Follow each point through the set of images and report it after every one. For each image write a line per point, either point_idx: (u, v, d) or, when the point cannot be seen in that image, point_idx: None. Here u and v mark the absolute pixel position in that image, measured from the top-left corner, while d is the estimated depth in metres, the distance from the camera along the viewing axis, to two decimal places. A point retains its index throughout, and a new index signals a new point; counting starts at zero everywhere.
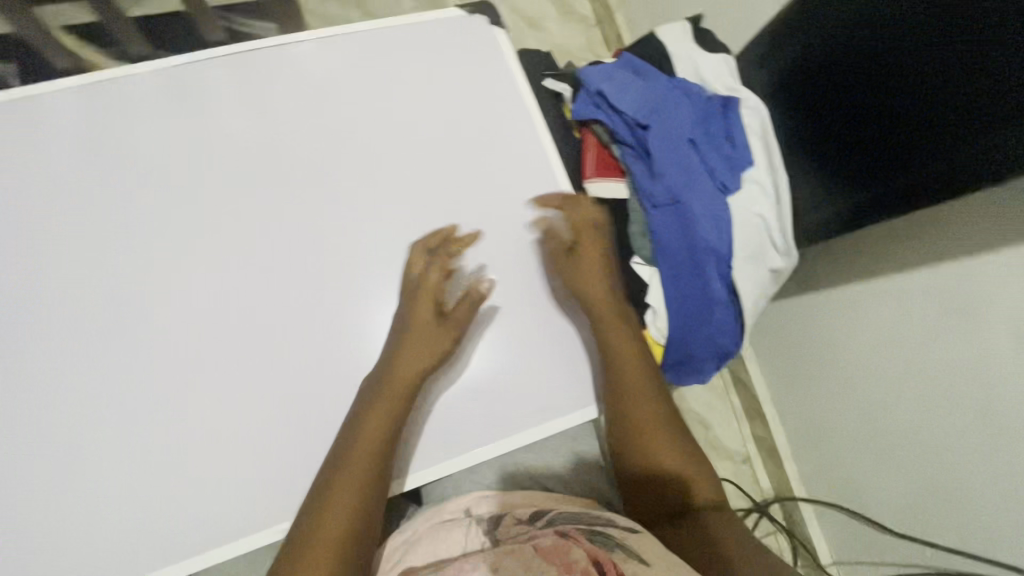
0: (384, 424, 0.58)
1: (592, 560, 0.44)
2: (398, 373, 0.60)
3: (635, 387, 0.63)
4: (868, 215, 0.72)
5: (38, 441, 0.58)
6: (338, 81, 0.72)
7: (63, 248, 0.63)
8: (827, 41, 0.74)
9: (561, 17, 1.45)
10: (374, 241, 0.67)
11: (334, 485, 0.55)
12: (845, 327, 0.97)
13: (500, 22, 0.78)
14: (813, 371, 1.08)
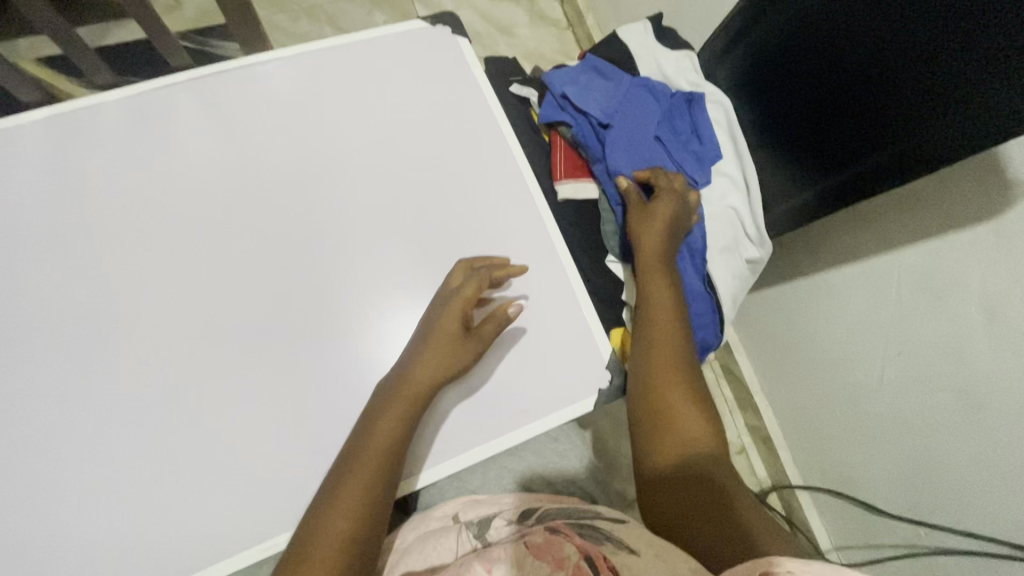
0: (400, 425, 0.58)
1: (582, 554, 0.45)
2: (416, 377, 0.59)
3: (658, 374, 0.62)
4: (836, 201, 0.73)
5: (19, 473, 0.58)
6: (305, 98, 0.72)
7: (37, 280, 0.63)
8: (783, 35, 0.76)
9: (532, 22, 1.46)
10: (349, 255, 0.67)
11: (342, 488, 0.55)
12: (822, 313, 0.98)
13: (465, 30, 0.79)
14: (797, 359, 1.09)
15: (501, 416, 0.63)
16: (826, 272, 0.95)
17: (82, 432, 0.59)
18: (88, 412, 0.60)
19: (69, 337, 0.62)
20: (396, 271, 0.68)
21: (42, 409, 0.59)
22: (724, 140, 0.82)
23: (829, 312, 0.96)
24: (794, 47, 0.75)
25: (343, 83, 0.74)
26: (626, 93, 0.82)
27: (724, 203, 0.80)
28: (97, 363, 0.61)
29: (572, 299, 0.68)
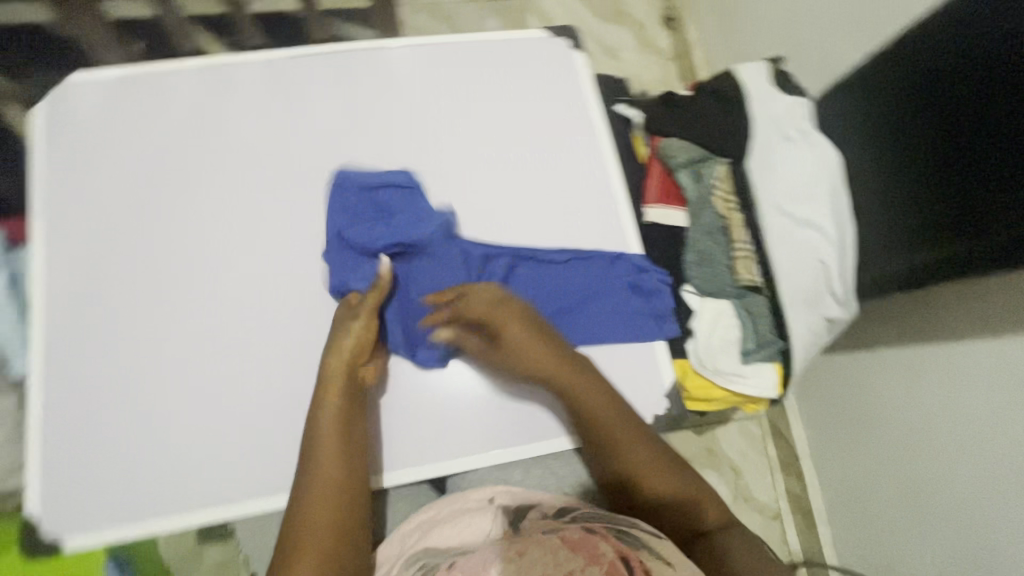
0: (338, 416, 0.59)
1: (618, 554, 0.46)
2: (334, 364, 0.61)
3: (596, 416, 0.61)
4: (933, 275, 0.70)
5: (121, 378, 0.65)
6: (422, 86, 0.76)
7: (162, 212, 0.70)
8: (904, 98, 0.74)
9: (639, 48, 1.47)
10: None
11: (313, 485, 0.56)
12: (897, 390, 0.93)
13: (581, 45, 0.81)
14: (858, 432, 1.04)
15: (552, 421, 0.68)
16: (913, 349, 0.89)
17: (178, 354, 0.65)
18: (187, 337, 0.66)
19: (182, 267, 0.68)
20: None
21: (150, 327, 0.66)
22: (824, 192, 0.77)
23: (902, 390, 0.92)
24: (910, 116, 0.73)
25: (459, 77, 0.77)
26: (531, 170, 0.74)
27: (814, 254, 0.77)
28: (200, 295, 0.67)
29: (642, 326, 0.71)
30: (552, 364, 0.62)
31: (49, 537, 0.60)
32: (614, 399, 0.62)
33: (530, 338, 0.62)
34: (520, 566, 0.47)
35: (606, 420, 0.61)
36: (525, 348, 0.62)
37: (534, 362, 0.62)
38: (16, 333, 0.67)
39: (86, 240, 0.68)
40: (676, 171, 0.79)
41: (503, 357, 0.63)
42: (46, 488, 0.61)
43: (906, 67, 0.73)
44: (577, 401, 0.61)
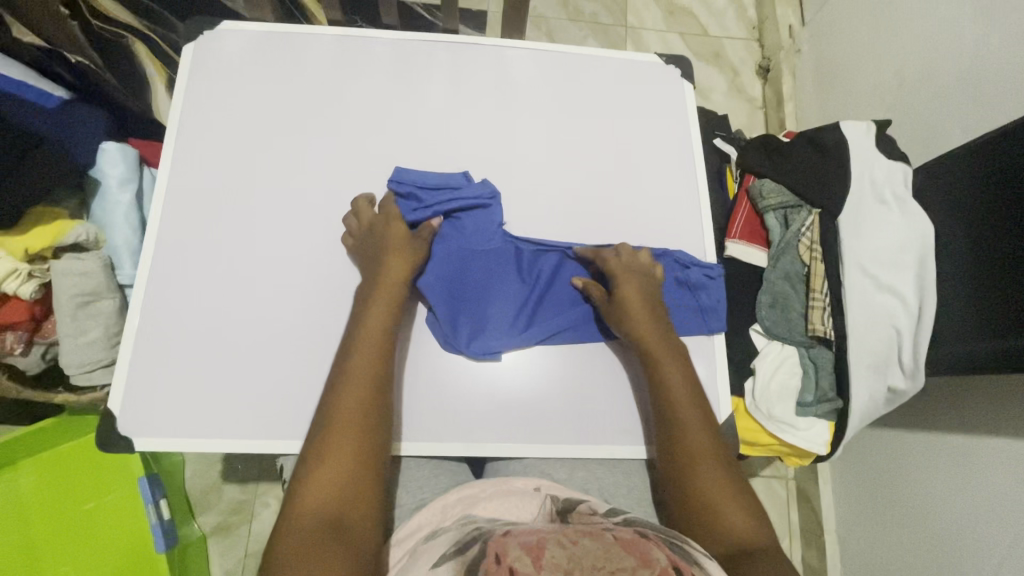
0: (364, 378, 0.60)
1: (672, 564, 0.44)
2: (365, 345, 0.62)
3: (675, 393, 0.65)
4: (998, 362, 0.68)
5: (206, 301, 0.68)
6: (534, 87, 0.80)
7: (273, 156, 0.74)
8: (993, 178, 0.72)
9: (730, 91, 1.49)
10: (520, 232, 0.73)
11: (329, 443, 0.56)
12: (944, 476, 0.90)
13: (692, 78, 0.84)
14: (893, 512, 1.00)
15: (609, 429, 0.68)
16: (969, 440, 0.86)
17: (270, 290, 0.69)
18: (280, 277, 0.69)
19: (287, 211, 0.72)
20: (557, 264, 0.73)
21: (249, 260, 0.69)
22: (911, 262, 0.77)
23: (950, 481, 0.89)
24: (999, 202, 0.71)
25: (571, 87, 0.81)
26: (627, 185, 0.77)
27: (889, 321, 0.76)
28: (298, 240, 0.71)
29: (710, 356, 0.72)
30: (652, 337, 0.67)
31: (122, 436, 0.63)
32: (696, 389, 0.66)
33: (644, 304, 0.68)
34: (572, 550, 0.43)
35: (680, 396, 0.65)
36: (637, 310, 0.67)
37: (640, 328, 0.67)
38: (128, 246, 0.71)
39: (206, 170, 0.73)
40: (766, 213, 0.80)
41: (615, 308, 0.68)
42: (128, 390, 0.65)
43: (997, 148, 0.71)
44: (663, 375, 0.65)
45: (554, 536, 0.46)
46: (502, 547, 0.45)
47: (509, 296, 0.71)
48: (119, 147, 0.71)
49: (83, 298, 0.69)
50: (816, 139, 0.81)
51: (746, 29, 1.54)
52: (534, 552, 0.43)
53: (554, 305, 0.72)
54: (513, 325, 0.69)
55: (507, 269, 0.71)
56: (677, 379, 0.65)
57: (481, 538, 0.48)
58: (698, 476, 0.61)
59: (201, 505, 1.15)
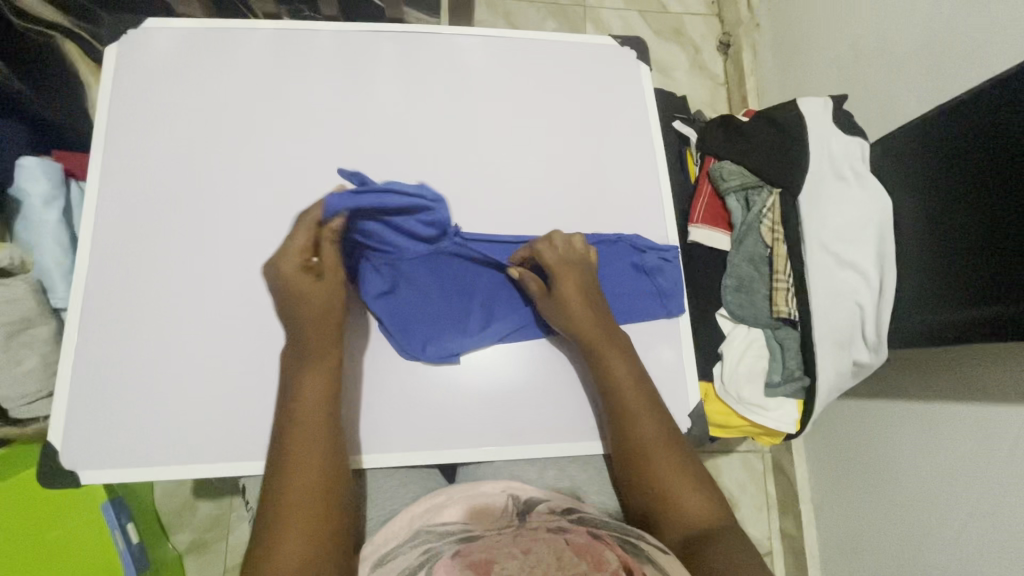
0: (319, 400, 0.59)
1: (623, 563, 0.43)
2: (304, 400, 0.58)
3: (621, 386, 0.64)
4: (955, 332, 0.69)
5: (148, 320, 0.64)
6: (486, 76, 0.77)
7: (211, 162, 0.70)
8: (946, 151, 0.72)
9: (692, 68, 1.47)
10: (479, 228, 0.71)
11: (292, 478, 0.55)
12: (909, 443, 0.93)
13: (648, 59, 0.82)
14: (863, 479, 1.03)
15: (579, 425, 0.67)
16: (935, 407, 0.88)
17: (216, 305, 0.65)
18: (227, 291, 0.66)
19: (231, 219, 0.68)
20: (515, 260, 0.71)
21: (192, 274, 0.66)
22: (871, 237, 0.77)
23: (917, 449, 0.91)
24: (951, 174, 0.72)
25: (524, 74, 0.78)
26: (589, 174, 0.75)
27: (851, 297, 0.77)
28: (245, 250, 0.67)
29: (677, 344, 0.71)
30: (590, 330, 0.65)
31: (66, 470, 0.60)
32: (643, 382, 0.65)
33: (580, 296, 0.66)
34: (523, 560, 0.42)
35: (627, 388, 0.64)
36: (574, 305, 0.66)
37: (578, 324, 0.65)
38: (60, 267, 0.67)
39: (139, 180, 0.68)
40: (727, 195, 0.80)
41: (554, 305, 0.66)
42: (68, 421, 0.61)
43: (950, 121, 0.72)
44: (608, 368, 0.64)
45: (507, 547, 0.45)
46: (450, 570, 0.43)
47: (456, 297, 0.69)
48: (38, 159, 0.66)
49: (13, 326, 0.64)
50: (774, 116, 0.80)
51: (705, 4, 1.52)
52: (483, 569, 0.42)
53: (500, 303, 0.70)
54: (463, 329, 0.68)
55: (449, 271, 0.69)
56: (622, 372, 0.64)
57: (430, 561, 0.46)
58: (653, 465, 0.61)
59: (175, 523, 1.11)
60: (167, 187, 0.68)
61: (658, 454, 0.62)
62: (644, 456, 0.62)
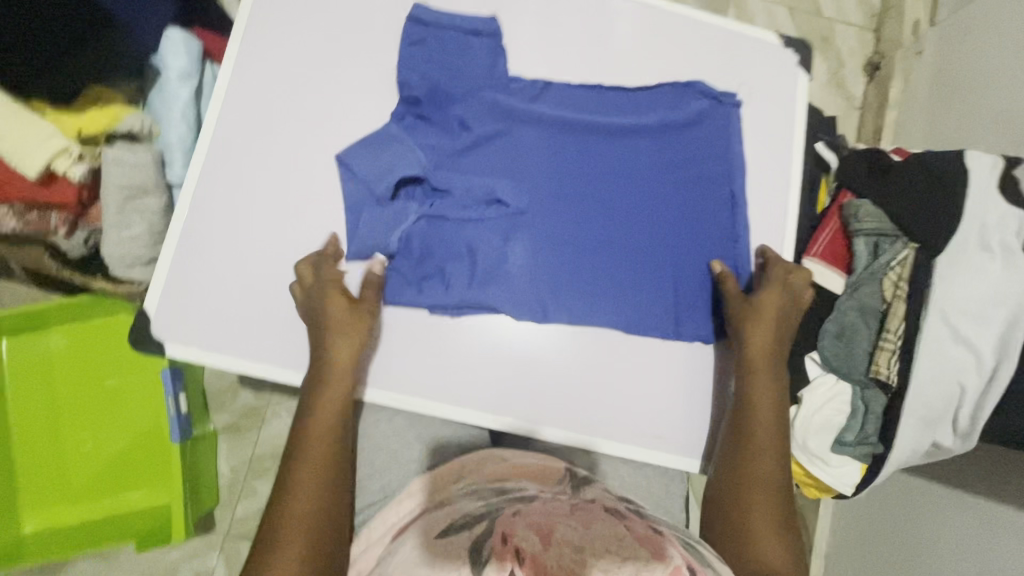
0: (324, 433, 0.59)
1: (686, 564, 0.41)
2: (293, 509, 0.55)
3: (759, 424, 0.62)
4: None
5: (247, 216, 0.65)
6: (630, 46, 0.72)
7: (337, 71, 0.68)
8: None
9: (829, 83, 1.35)
10: (583, 202, 0.67)
11: (291, 525, 0.54)
12: (949, 532, 0.87)
13: (810, 68, 0.74)
14: (885, 552, 0.99)
15: (637, 430, 0.66)
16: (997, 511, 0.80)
17: (316, 221, 0.65)
18: (326, 208, 0.66)
19: (347, 137, 0.67)
20: (548, 234, 0.66)
21: (305, 185, 0.66)
22: (1001, 318, 0.68)
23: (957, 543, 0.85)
24: None
25: (673, 54, 0.72)
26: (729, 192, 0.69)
27: (955, 376, 0.70)
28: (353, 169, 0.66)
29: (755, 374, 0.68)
30: (764, 348, 0.64)
31: (154, 338, 0.63)
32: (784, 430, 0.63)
33: (778, 323, 0.65)
34: (583, 532, 0.42)
35: (764, 418, 0.62)
36: (762, 346, 0.64)
37: (766, 342, 0.64)
38: (182, 145, 0.68)
39: (263, 73, 0.67)
40: (855, 236, 0.73)
41: (750, 309, 0.64)
42: (164, 295, 0.63)
43: None
44: (756, 404, 0.63)
45: (565, 519, 0.44)
46: (509, 526, 0.43)
47: (445, 161, 0.66)
48: (182, 35, 0.66)
49: (131, 191, 0.66)
50: (932, 162, 0.73)
51: (864, 17, 1.38)
52: (543, 533, 0.41)
53: (544, 191, 0.67)
54: (468, 211, 0.65)
55: (419, 136, 0.66)
56: (768, 403, 0.63)
57: (490, 514, 0.46)
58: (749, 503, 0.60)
59: (216, 403, 1.17)
60: (289, 86, 0.67)
61: (762, 476, 0.61)
62: (751, 466, 0.61)
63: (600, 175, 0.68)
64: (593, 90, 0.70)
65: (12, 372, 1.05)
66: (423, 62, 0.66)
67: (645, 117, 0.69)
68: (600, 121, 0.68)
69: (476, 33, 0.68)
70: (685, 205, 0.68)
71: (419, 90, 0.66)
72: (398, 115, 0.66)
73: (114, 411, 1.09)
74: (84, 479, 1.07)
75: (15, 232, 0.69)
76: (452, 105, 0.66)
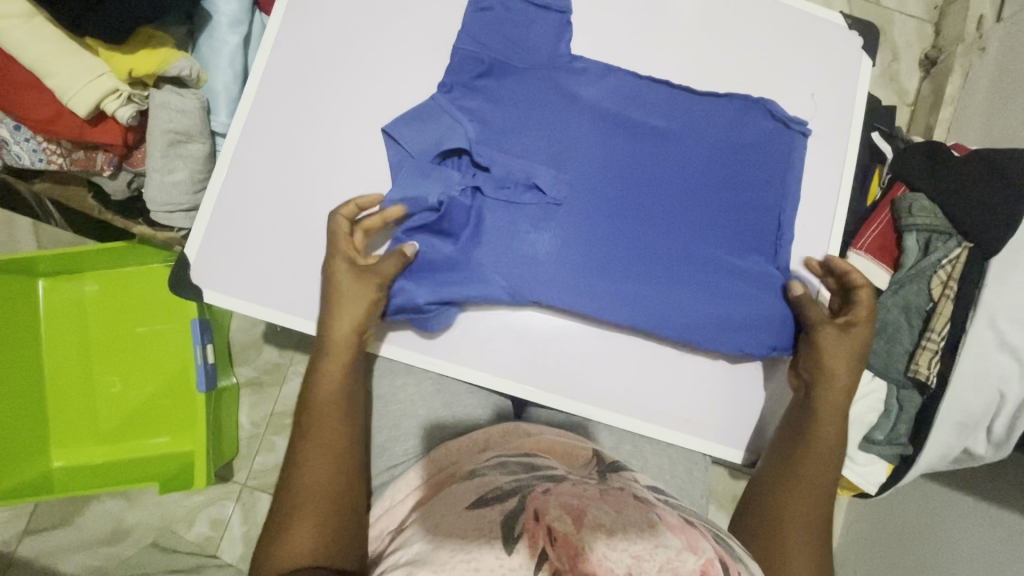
0: (331, 405, 0.59)
1: (718, 556, 0.41)
2: (315, 449, 0.57)
3: (822, 426, 0.60)
4: None
5: (289, 170, 0.65)
6: (689, 19, 0.70)
7: (387, 28, 0.67)
8: None
9: (881, 76, 1.29)
10: (626, 193, 0.65)
11: (314, 454, 0.56)
12: (949, 531, 0.86)
13: (874, 53, 0.71)
14: (883, 547, 0.98)
15: (665, 411, 0.66)
16: (1012, 518, 0.77)
17: (357, 178, 0.65)
18: (368, 166, 0.65)
19: (393, 96, 0.66)
20: (581, 222, 0.64)
21: (349, 142, 0.65)
22: None
23: (955, 540, 0.84)
24: None
25: (732, 30, 0.70)
26: (787, 201, 0.66)
27: (996, 384, 0.68)
28: None
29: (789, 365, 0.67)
30: (844, 368, 0.60)
31: (191, 284, 0.64)
32: (841, 448, 0.61)
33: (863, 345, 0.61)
34: (615, 517, 0.42)
35: (826, 433, 0.60)
36: (841, 363, 0.60)
37: (842, 361, 0.60)
38: (228, 92, 0.70)
39: (313, 25, 0.66)
40: (906, 231, 0.70)
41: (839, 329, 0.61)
42: (206, 239, 0.64)
43: None
44: (819, 408, 0.61)
45: (598, 501, 0.44)
46: (542, 504, 0.43)
47: (490, 135, 0.64)
48: None
49: (175, 136, 0.66)
50: (995, 160, 0.69)
51: (925, 8, 1.30)
52: (576, 514, 0.41)
53: (586, 187, 0.65)
54: (502, 191, 0.63)
55: (468, 106, 0.64)
56: (834, 418, 0.61)
57: (521, 490, 0.46)
58: (789, 495, 0.60)
59: (240, 357, 1.19)
60: (338, 40, 0.66)
61: (805, 480, 0.60)
62: (801, 466, 0.60)
63: (647, 177, 0.65)
64: (657, 85, 0.67)
65: (51, 311, 1.09)
66: (481, 30, 0.65)
67: (705, 114, 0.66)
68: (658, 122, 0.66)
69: (546, 10, 0.66)
70: (731, 216, 0.65)
71: (483, 60, 0.64)
72: (446, 85, 0.64)
73: (141, 357, 1.12)
74: (111, 420, 1.11)
75: (62, 168, 0.71)
76: (513, 82, 0.65)
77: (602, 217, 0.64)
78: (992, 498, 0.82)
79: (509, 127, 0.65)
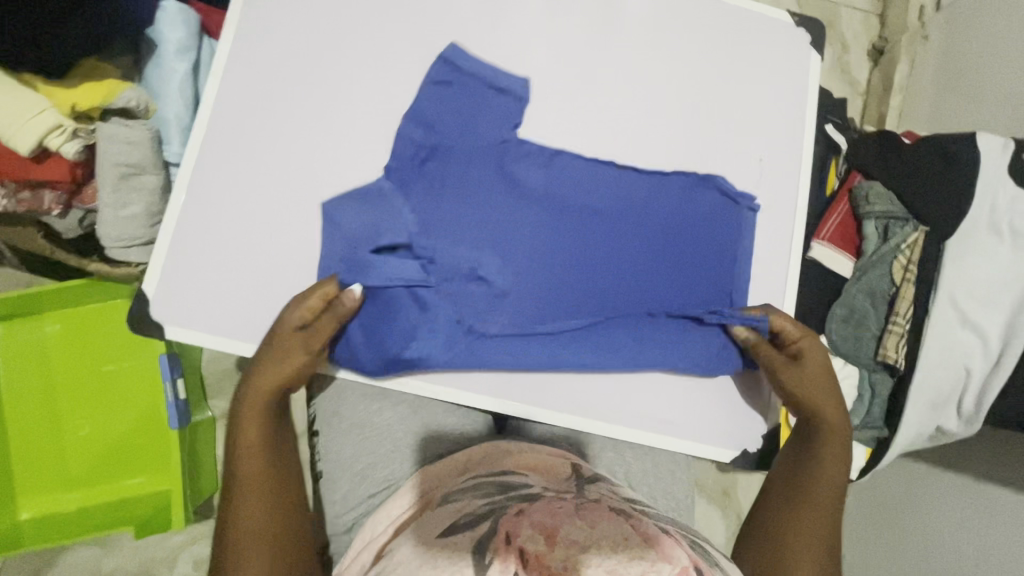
0: (256, 453, 0.56)
1: (693, 564, 0.41)
2: (245, 515, 0.53)
3: (828, 454, 0.61)
4: None
5: (246, 198, 0.63)
6: (642, 24, 0.70)
7: (339, 48, 0.66)
8: None
9: (833, 68, 1.33)
10: (577, 268, 0.64)
11: (246, 513, 0.54)
12: (932, 507, 0.88)
13: (822, 48, 0.73)
14: (871, 528, 1.00)
15: (644, 413, 0.65)
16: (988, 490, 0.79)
17: (319, 201, 0.64)
18: (329, 189, 0.64)
19: (351, 115, 0.65)
20: (530, 298, 0.63)
21: (308, 167, 0.64)
22: (1009, 304, 0.69)
23: (938, 517, 0.86)
24: None
25: (685, 33, 0.71)
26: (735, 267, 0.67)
27: (962, 360, 0.70)
28: (356, 148, 0.65)
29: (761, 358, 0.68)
30: (828, 403, 0.62)
31: (152, 321, 0.62)
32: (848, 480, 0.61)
33: (828, 382, 0.62)
34: (588, 533, 0.41)
35: (833, 460, 0.61)
36: (820, 388, 0.62)
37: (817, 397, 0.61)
38: (179, 121, 0.68)
39: (263, 49, 0.65)
40: (865, 219, 0.73)
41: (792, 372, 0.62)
42: (163, 275, 0.62)
43: None
44: (827, 438, 0.61)
45: (571, 517, 0.43)
46: (514, 526, 0.42)
47: (435, 224, 0.62)
48: (181, 7, 0.66)
49: (127, 169, 0.64)
50: (943, 144, 0.71)
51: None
52: (549, 533, 0.41)
53: (533, 275, 0.63)
54: (445, 278, 0.61)
55: (409, 194, 0.62)
56: (836, 447, 0.61)
57: (495, 512, 0.45)
58: (799, 505, 0.60)
59: (214, 390, 1.16)
60: (290, 63, 0.65)
61: (819, 504, 0.59)
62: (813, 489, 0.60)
63: (597, 258, 0.64)
64: (604, 163, 0.66)
65: (8, 356, 1.04)
66: (427, 112, 0.63)
67: (657, 186, 0.66)
68: (604, 202, 0.65)
69: (501, 90, 0.64)
70: (682, 285, 0.66)
71: (424, 145, 0.63)
72: (389, 171, 0.63)
73: (108, 396, 1.08)
74: (79, 464, 1.06)
75: (8, 209, 0.68)
76: (454, 167, 0.63)
77: (554, 296, 0.63)
78: (969, 472, 0.83)
79: (454, 212, 0.62)
